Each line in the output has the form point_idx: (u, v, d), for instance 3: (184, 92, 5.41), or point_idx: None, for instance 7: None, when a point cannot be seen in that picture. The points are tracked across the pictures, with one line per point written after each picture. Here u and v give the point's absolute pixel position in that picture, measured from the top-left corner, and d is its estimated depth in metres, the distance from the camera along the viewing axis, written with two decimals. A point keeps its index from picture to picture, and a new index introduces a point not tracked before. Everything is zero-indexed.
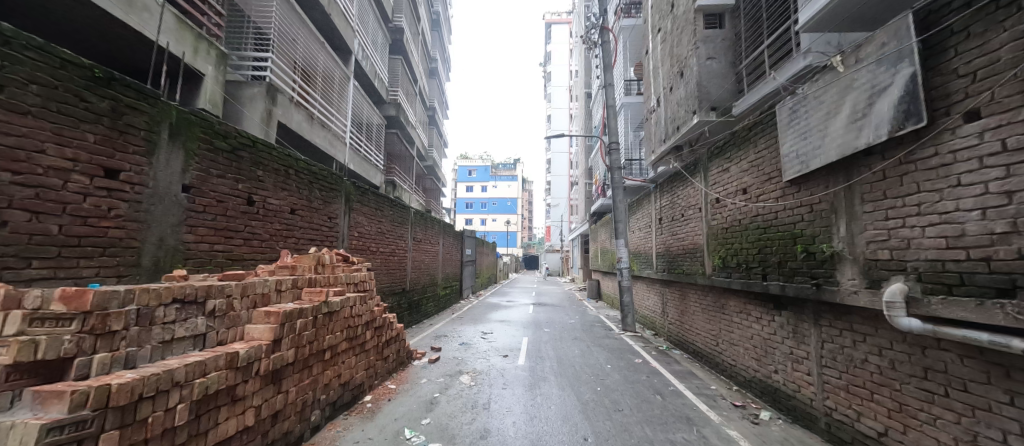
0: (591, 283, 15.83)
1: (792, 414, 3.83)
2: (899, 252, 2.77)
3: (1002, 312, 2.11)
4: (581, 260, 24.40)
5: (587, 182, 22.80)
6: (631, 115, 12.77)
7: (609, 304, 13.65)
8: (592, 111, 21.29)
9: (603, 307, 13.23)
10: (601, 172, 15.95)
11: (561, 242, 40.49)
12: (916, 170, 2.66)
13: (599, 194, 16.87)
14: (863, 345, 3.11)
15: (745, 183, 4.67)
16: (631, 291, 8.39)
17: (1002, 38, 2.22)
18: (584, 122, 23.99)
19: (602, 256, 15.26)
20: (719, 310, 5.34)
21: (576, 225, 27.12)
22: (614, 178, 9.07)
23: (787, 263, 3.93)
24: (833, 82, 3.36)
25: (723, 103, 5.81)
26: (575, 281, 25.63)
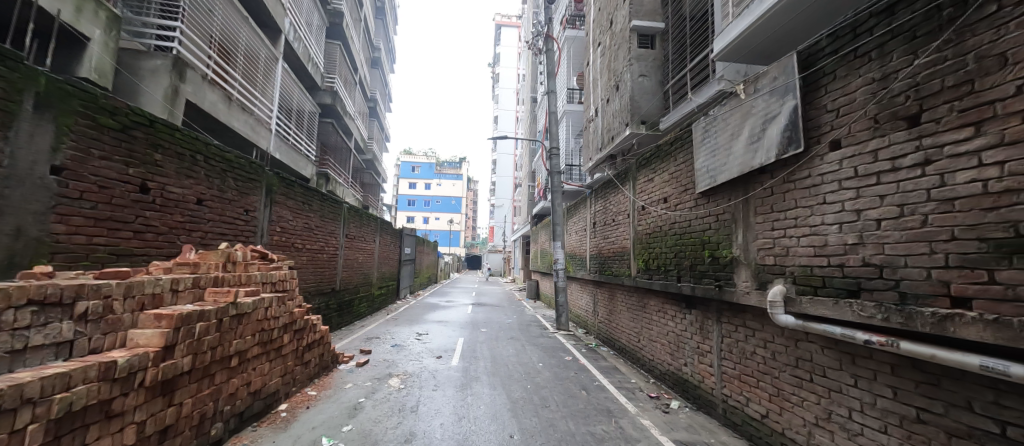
0: (531, 283, 16.19)
1: (697, 402, 4.27)
2: (782, 258, 3.23)
3: (851, 310, 2.59)
4: (522, 261, 24.88)
5: (530, 184, 23.31)
6: (573, 122, 13.31)
7: (546, 304, 14.06)
8: (537, 115, 21.77)
9: (540, 307, 13.60)
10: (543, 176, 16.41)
11: (504, 243, 40.93)
12: (795, 188, 3.14)
13: (541, 197, 17.32)
14: (752, 339, 3.57)
15: (666, 193, 5.10)
16: (566, 291, 8.74)
17: (858, 82, 2.71)
18: (529, 125, 24.49)
19: (541, 257, 15.67)
20: (641, 309, 5.76)
21: (519, 225, 27.55)
22: (554, 182, 9.38)
23: (697, 267, 4.37)
24: (736, 107, 3.80)
25: (652, 117, 6.29)
26: (516, 282, 26.03)
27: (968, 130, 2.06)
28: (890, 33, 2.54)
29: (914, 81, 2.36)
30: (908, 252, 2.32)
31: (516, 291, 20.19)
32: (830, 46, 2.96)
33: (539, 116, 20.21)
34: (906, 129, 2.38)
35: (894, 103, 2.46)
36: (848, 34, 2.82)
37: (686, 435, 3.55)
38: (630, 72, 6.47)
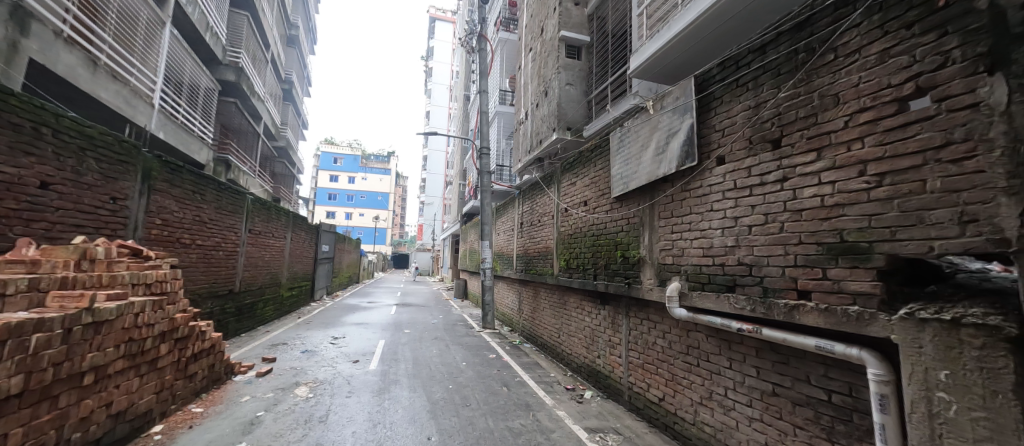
0: (459, 282, 16.05)
1: (607, 391, 4.63)
2: (678, 258, 3.64)
3: (728, 302, 3.05)
4: (451, 260, 24.56)
5: (461, 183, 23.10)
6: (504, 123, 13.49)
7: (474, 303, 14.05)
8: (469, 113, 21.67)
9: (467, 306, 13.55)
10: (474, 175, 16.40)
11: (434, 241, 40.02)
12: (689, 196, 3.58)
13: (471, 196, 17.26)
14: (653, 331, 3.96)
15: (586, 196, 5.42)
16: (492, 290, 8.84)
17: (738, 108, 3.18)
18: (461, 123, 24.26)
19: (470, 256, 15.61)
20: (562, 306, 6.07)
21: (448, 224, 27.19)
22: (483, 181, 9.41)
23: (610, 266, 4.71)
24: (645, 121, 4.16)
25: (576, 124, 6.65)
26: (444, 281, 25.58)
27: (812, 155, 2.59)
28: (761, 70, 3.03)
29: (777, 111, 2.86)
30: (770, 253, 2.81)
31: (444, 291, 19.86)
32: (719, 74, 3.41)
33: (471, 115, 20.14)
34: (771, 150, 2.88)
35: (763, 128, 2.95)
36: (732, 65, 3.29)
37: (596, 422, 3.83)
38: (558, 79, 6.75)
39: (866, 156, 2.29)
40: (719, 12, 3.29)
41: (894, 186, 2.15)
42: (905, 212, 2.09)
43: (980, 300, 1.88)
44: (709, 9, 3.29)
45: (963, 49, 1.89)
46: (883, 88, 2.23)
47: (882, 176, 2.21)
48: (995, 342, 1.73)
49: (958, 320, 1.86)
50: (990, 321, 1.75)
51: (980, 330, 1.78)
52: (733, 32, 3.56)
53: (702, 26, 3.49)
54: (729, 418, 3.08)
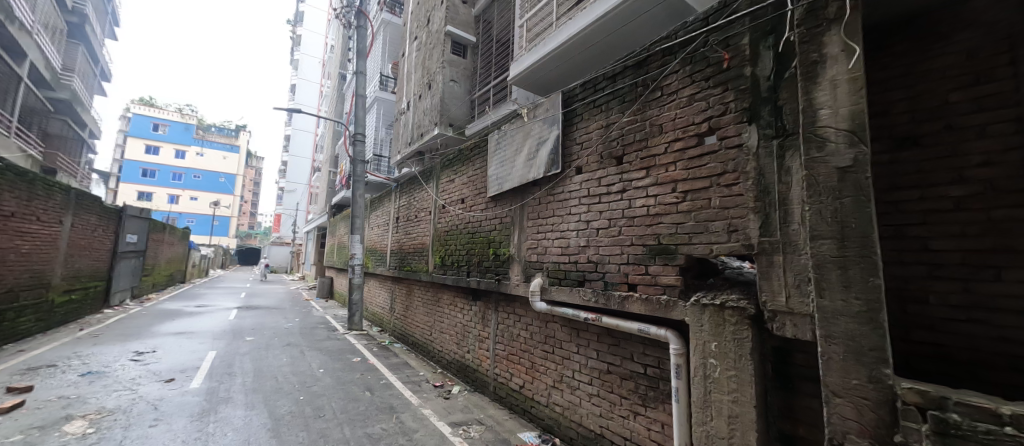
0: (324, 279, 14.67)
1: (474, 384, 4.80)
2: (541, 256, 3.98)
3: (578, 295, 3.48)
4: (315, 256, 21.90)
5: (332, 170, 20.86)
6: (384, 111, 12.68)
7: (340, 303, 12.84)
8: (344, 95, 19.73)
9: (332, 307, 12.30)
10: (347, 163, 14.99)
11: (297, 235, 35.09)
12: (553, 200, 3.95)
13: (342, 185, 15.72)
14: (518, 324, 4.26)
15: (463, 194, 5.48)
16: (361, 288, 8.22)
17: (593, 125, 3.65)
18: (334, 104, 22.00)
19: (337, 251, 14.17)
20: (435, 303, 6.02)
21: (314, 216, 24.24)
22: (356, 171, 8.69)
23: (482, 262, 4.86)
24: (520, 126, 4.43)
25: (459, 121, 6.69)
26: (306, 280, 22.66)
27: (643, 172, 3.15)
28: (611, 95, 3.54)
29: (621, 132, 3.38)
30: (611, 253, 3.30)
31: (304, 290, 17.59)
32: (580, 94, 3.85)
33: (347, 97, 18.38)
34: (615, 165, 3.39)
35: (611, 146, 3.45)
36: (590, 88, 3.75)
37: (461, 416, 3.93)
38: (442, 74, 6.67)
39: (677, 177, 2.89)
40: (585, 39, 3.73)
41: (693, 201, 2.77)
42: (698, 222, 2.72)
43: (736, 289, 2.61)
44: (577, 34, 3.70)
45: (736, 103, 2.59)
46: (690, 125, 2.86)
47: (686, 193, 2.82)
48: (743, 318, 2.40)
49: (723, 304, 2.50)
50: (740, 303, 2.42)
51: (735, 310, 2.43)
52: (593, 59, 4.10)
53: (571, 48, 3.91)
54: (574, 396, 3.53)
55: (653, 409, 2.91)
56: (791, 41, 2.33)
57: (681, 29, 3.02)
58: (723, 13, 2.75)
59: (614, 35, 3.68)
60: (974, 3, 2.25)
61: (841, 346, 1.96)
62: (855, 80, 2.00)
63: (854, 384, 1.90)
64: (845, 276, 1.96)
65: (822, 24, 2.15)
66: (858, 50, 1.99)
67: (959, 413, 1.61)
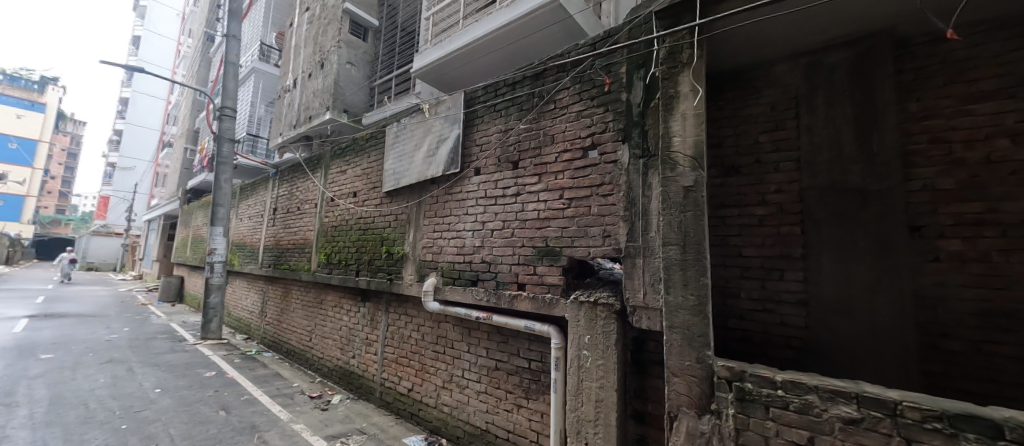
0: (168, 280, 12.14)
1: (358, 391, 4.50)
2: (436, 255, 3.92)
3: (471, 294, 3.53)
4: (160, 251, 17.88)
5: (191, 147, 17.32)
6: (265, 86, 11.03)
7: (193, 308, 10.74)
8: (212, 59, 16.58)
9: (181, 312, 10.21)
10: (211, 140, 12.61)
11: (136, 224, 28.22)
12: (450, 199, 3.93)
13: (202, 167, 13.17)
14: (409, 325, 4.13)
15: (356, 187, 5.08)
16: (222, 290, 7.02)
17: (492, 128, 3.74)
18: (197, 69, 18.32)
19: (192, 245, 11.79)
20: (316, 305, 5.45)
21: (161, 202, 19.78)
22: (222, 151, 7.39)
23: (373, 261, 4.57)
24: (420, 122, 4.30)
25: (355, 108, 6.20)
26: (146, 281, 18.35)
27: (535, 178, 3.34)
28: (511, 102, 3.67)
29: (518, 138, 3.54)
30: (503, 253, 3.43)
31: (141, 293, 14.22)
32: (481, 96, 3.91)
33: (216, 62, 15.48)
34: (511, 169, 3.53)
35: (508, 150, 3.58)
36: (491, 92, 3.84)
37: (339, 428, 3.66)
38: (337, 54, 6.10)
39: (564, 185, 3.14)
40: (488, 43, 3.82)
41: (576, 208, 3.05)
42: (578, 227, 3.00)
43: (607, 288, 2.95)
44: (481, 37, 3.76)
45: (614, 123, 2.94)
46: (576, 138, 3.14)
47: (570, 200, 3.08)
48: (611, 313, 2.72)
49: (596, 301, 2.80)
50: (609, 300, 2.75)
51: (605, 307, 2.74)
52: (495, 64, 4.20)
53: (475, 50, 3.95)
54: (462, 395, 3.57)
55: (535, 400, 3.11)
56: (656, 75, 2.74)
57: (573, 50, 3.29)
58: (607, 41, 3.09)
59: (515, 45, 3.83)
60: (775, 69, 2.97)
61: (680, 334, 2.36)
62: (698, 115, 2.45)
63: (687, 365, 2.31)
64: (685, 276, 2.38)
65: (678, 66, 2.58)
66: (702, 92, 2.45)
67: (751, 382, 2.09)
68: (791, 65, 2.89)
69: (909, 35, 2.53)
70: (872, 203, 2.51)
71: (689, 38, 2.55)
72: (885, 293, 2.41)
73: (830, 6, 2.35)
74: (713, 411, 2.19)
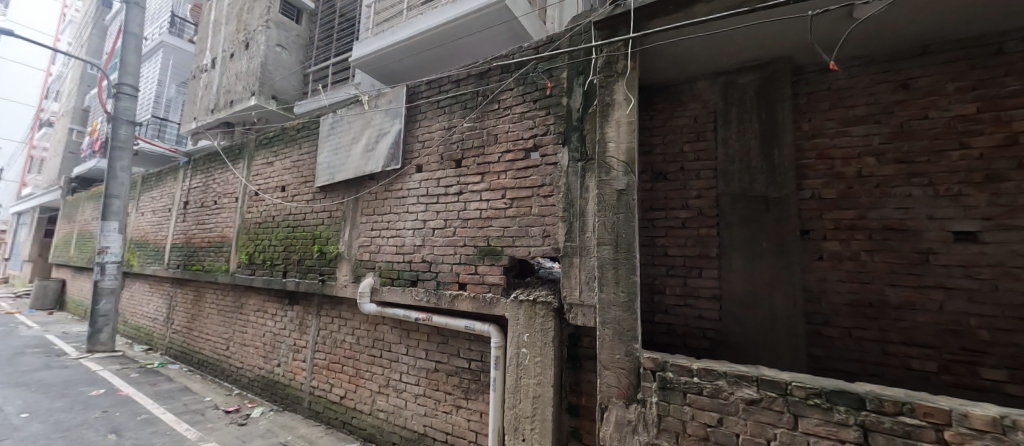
0: (42, 283, 10.30)
1: (283, 402, 4.16)
2: (374, 254, 3.75)
3: (410, 295, 3.42)
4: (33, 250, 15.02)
5: (79, 128, 14.80)
6: (176, 63, 9.79)
7: (78, 316, 9.20)
8: (109, 28, 14.32)
9: (61, 322, 8.68)
10: (106, 122, 10.88)
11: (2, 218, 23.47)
12: (390, 196, 3.78)
13: (93, 152, 11.32)
14: (343, 329, 3.90)
15: (284, 181, 4.68)
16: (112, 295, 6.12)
17: (436, 125, 3.66)
18: (88, 37, 15.69)
19: (77, 243, 10.08)
20: (235, 310, 4.94)
21: (36, 191, 16.63)
22: (117, 133, 6.42)
23: (303, 261, 4.25)
24: (359, 114, 4.07)
25: (285, 95, 5.72)
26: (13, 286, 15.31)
27: (478, 177, 3.33)
28: (455, 99, 3.61)
29: (462, 136, 3.50)
30: (445, 253, 3.36)
31: (5, 300, 11.85)
32: (425, 92, 3.80)
33: (113, 31, 13.39)
34: (454, 168, 3.48)
35: (451, 148, 3.53)
36: (435, 87, 3.74)
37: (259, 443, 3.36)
38: (265, 35, 5.59)
39: (506, 185, 3.16)
40: (432, 38, 3.73)
41: (517, 208, 3.08)
42: (519, 227, 3.04)
43: (546, 286, 3.02)
44: (425, 31, 3.66)
45: (554, 126, 3.02)
46: (519, 139, 3.18)
47: (512, 200, 3.12)
48: (549, 311, 2.80)
49: (535, 299, 2.86)
50: (548, 298, 2.82)
51: (543, 305, 2.81)
52: (440, 59, 4.11)
53: (419, 44, 3.84)
54: (400, 399, 3.45)
55: (474, 401, 3.10)
56: (594, 83, 2.87)
57: (517, 52, 3.33)
58: (549, 47, 3.17)
59: (460, 42, 3.79)
60: (698, 85, 3.25)
61: (611, 329, 2.49)
62: (631, 123, 2.61)
63: (617, 358, 2.44)
64: (616, 274, 2.52)
65: (614, 76, 2.72)
66: (634, 101, 2.61)
67: (672, 371, 2.26)
68: (711, 82, 3.19)
69: (803, 64, 2.91)
70: (774, 209, 2.85)
71: (624, 50, 2.71)
72: (782, 288, 2.75)
73: (743, 32, 2.62)
74: (639, 400, 2.34)
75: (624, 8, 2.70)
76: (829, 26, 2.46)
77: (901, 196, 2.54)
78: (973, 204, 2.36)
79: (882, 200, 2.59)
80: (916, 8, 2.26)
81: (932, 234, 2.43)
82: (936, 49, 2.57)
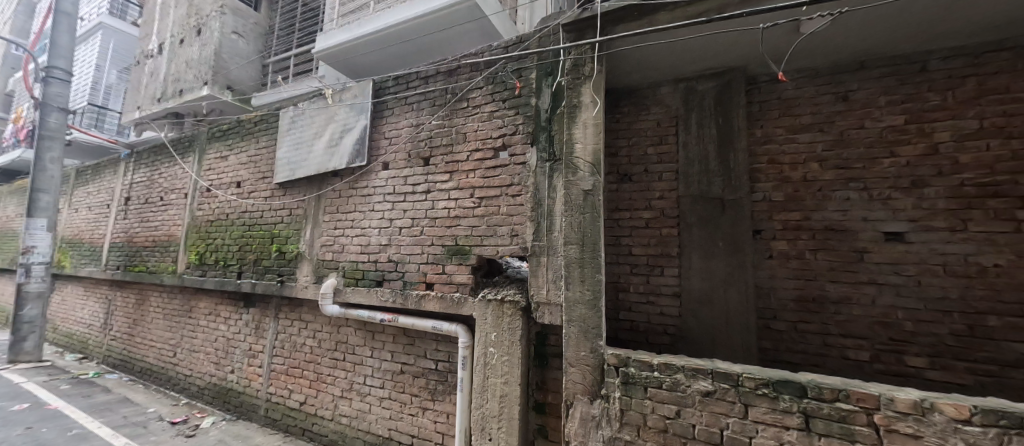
0: None
1: (238, 411, 3.95)
2: (337, 254, 3.62)
3: (376, 295, 3.33)
4: None
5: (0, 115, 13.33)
6: (118, 47, 9.09)
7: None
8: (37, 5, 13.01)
9: None
10: (32, 108, 9.86)
11: None
12: (355, 194, 3.66)
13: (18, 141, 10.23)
14: (303, 332, 3.74)
15: (240, 177, 4.43)
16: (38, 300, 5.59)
17: (404, 122, 3.58)
18: (11, 13, 14.17)
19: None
20: (184, 314, 4.62)
21: None
22: (46, 121, 5.84)
23: (260, 261, 4.04)
24: (322, 108, 3.92)
25: (242, 86, 5.42)
26: None
27: (446, 176, 3.29)
28: (423, 96, 3.55)
29: (430, 134, 3.44)
30: (412, 252, 3.30)
31: None
32: (392, 87, 3.71)
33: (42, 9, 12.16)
34: (422, 166, 3.42)
35: (419, 146, 3.46)
36: (403, 83, 3.66)
37: None
38: (220, 21, 5.27)
39: (475, 184, 3.15)
40: (400, 32, 3.65)
41: (486, 207, 3.07)
42: (488, 227, 3.03)
43: (514, 285, 3.03)
44: (394, 25, 3.57)
45: (523, 126, 3.04)
46: (488, 138, 3.17)
47: (481, 199, 3.10)
48: (516, 310, 2.81)
49: (503, 299, 2.86)
50: (516, 297, 2.83)
51: (511, 304, 2.82)
52: (408, 54, 4.04)
53: (386, 38, 3.74)
54: (363, 403, 3.35)
55: (440, 402, 3.06)
56: (562, 85, 2.91)
57: (487, 51, 3.32)
58: (519, 47, 3.18)
59: (429, 38, 3.73)
60: (661, 90, 3.37)
61: (577, 326, 2.53)
62: (597, 125, 2.67)
63: (582, 355, 2.49)
64: (582, 273, 2.56)
65: (580, 78, 2.77)
66: (600, 104, 2.67)
67: (634, 367, 2.33)
68: (673, 88, 3.32)
69: (756, 74, 3.09)
70: (730, 210, 3.00)
71: (591, 54, 2.76)
72: (736, 285, 2.90)
73: (702, 41, 2.74)
74: (603, 395, 2.39)
75: (590, 13, 2.71)
76: (779, 39, 2.62)
77: (840, 199, 2.75)
78: (900, 206, 2.59)
79: (824, 202, 2.79)
80: (854, 26, 2.45)
81: (866, 234, 2.65)
82: (871, 64, 2.80)
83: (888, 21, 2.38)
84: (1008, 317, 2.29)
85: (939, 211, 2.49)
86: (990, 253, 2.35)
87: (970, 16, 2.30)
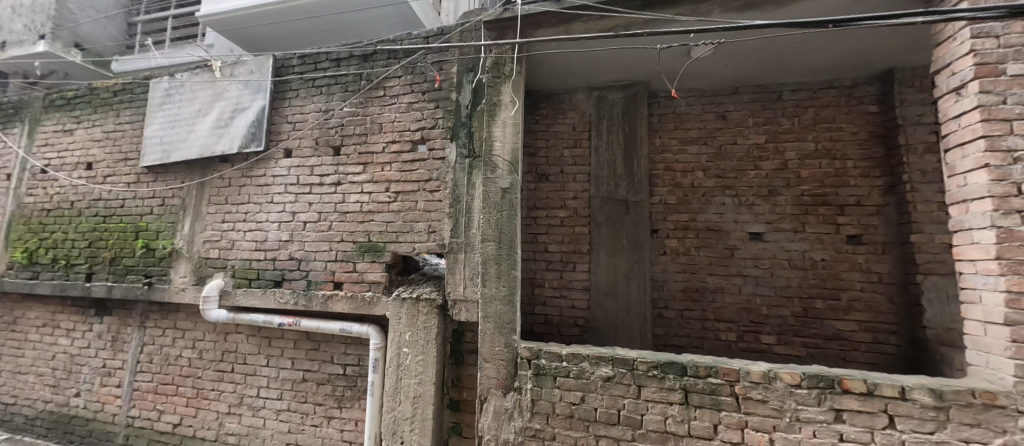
0: None
1: (86, 442, 3.26)
2: (225, 251, 3.17)
3: (274, 297, 2.99)
4: None
5: None
6: None
7: None
8: None
9: None
10: None
11: None
12: (249, 184, 3.24)
13: None
14: (179, 342, 3.21)
15: (92, 156, 3.63)
16: None
17: (311, 106, 3.26)
18: None
19: None
20: (4, 327, 3.66)
21: None
22: None
23: (120, 260, 3.36)
24: (207, 82, 3.38)
25: (97, 46, 4.49)
26: None
27: (359, 167, 3.07)
28: (334, 79, 3.26)
29: (341, 122, 3.18)
30: (318, 249, 3.03)
31: None
32: (297, 66, 3.34)
33: None
34: (331, 155, 3.15)
35: (329, 134, 3.18)
36: (310, 63, 3.31)
37: None
38: None
39: (390, 177, 2.99)
40: (308, 6, 3.30)
41: (402, 202, 2.95)
42: (404, 222, 2.91)
43: (431, 283, 2.96)
44: None
45: (442, 121, 2.97)
46: (406, 130, 3.04)
47: (397, 194, 2.97)
48: (432, 308, 2.74)
49: (418, 297, 2.77)
50: (432, 295, 2.76)
51: (427, 302, 2.75)
52: (318, 31, 3.68)
53: (291, 11, 3.36)
54: (256, 418, 2.99)
55: (347, 409, 2.87)
56: (483, 82, 2.90)
57: (406, 39, 3.17)
58: (440, 38, 3.09)
59: (342, 16, 3.44)
60: (577, 96, 3.57)
61: (492, 323, 2.57)
62: (516, 125, 2.72)
63: (497, 350, 2.53)
64: (498, 270, 2.60)
65: (501, 77, 2.81)
66: (518, 104, 2.73)
67: (545, 358, 2.43)
68: (587, 95, 3.53)
69: (657, 89, 3.44)
70: (633, 211, 3.30)
71: (511, 54, 2.81)
72: (637, 279, 3.20)
73: (612, 53, 2.95)
74: (516, 388, 2.46)
75: (511, 13, 2.73)
76: (675, 59, 2.94)
77: (719, 203, 3.20)
78: (761, 211, 3.11)
79: (706, 206, 3.22)
80: (733, 55, 2.85)
81: (737, 234, 3.13)
82: (743, 90, 3.30)
83: (757, 54, 2.82)
84: (829, 300, 2.88)
85: (787, 215, 3.04)
86: (820, 250, 2.95)
87: (813, 58, 2.83)
